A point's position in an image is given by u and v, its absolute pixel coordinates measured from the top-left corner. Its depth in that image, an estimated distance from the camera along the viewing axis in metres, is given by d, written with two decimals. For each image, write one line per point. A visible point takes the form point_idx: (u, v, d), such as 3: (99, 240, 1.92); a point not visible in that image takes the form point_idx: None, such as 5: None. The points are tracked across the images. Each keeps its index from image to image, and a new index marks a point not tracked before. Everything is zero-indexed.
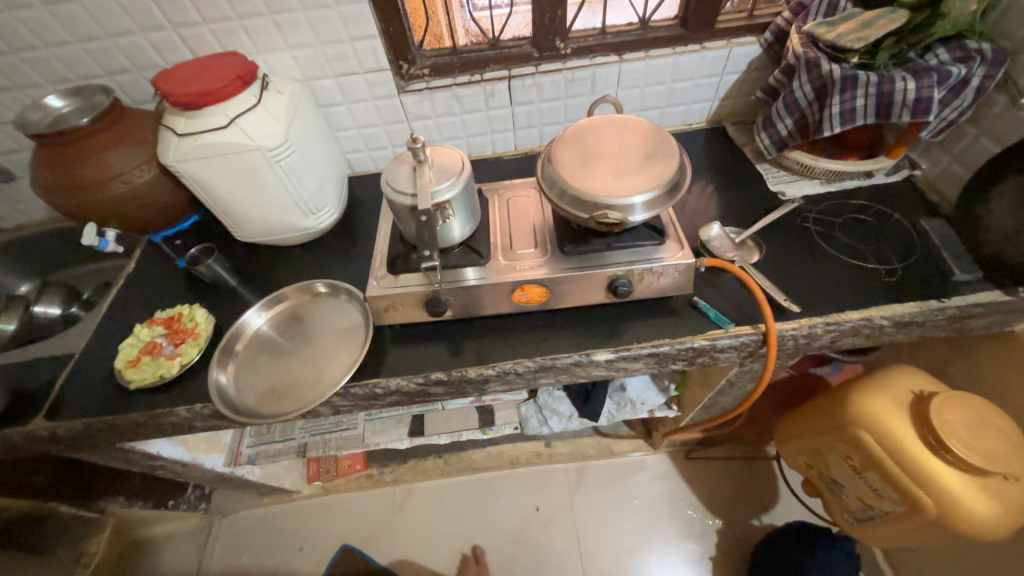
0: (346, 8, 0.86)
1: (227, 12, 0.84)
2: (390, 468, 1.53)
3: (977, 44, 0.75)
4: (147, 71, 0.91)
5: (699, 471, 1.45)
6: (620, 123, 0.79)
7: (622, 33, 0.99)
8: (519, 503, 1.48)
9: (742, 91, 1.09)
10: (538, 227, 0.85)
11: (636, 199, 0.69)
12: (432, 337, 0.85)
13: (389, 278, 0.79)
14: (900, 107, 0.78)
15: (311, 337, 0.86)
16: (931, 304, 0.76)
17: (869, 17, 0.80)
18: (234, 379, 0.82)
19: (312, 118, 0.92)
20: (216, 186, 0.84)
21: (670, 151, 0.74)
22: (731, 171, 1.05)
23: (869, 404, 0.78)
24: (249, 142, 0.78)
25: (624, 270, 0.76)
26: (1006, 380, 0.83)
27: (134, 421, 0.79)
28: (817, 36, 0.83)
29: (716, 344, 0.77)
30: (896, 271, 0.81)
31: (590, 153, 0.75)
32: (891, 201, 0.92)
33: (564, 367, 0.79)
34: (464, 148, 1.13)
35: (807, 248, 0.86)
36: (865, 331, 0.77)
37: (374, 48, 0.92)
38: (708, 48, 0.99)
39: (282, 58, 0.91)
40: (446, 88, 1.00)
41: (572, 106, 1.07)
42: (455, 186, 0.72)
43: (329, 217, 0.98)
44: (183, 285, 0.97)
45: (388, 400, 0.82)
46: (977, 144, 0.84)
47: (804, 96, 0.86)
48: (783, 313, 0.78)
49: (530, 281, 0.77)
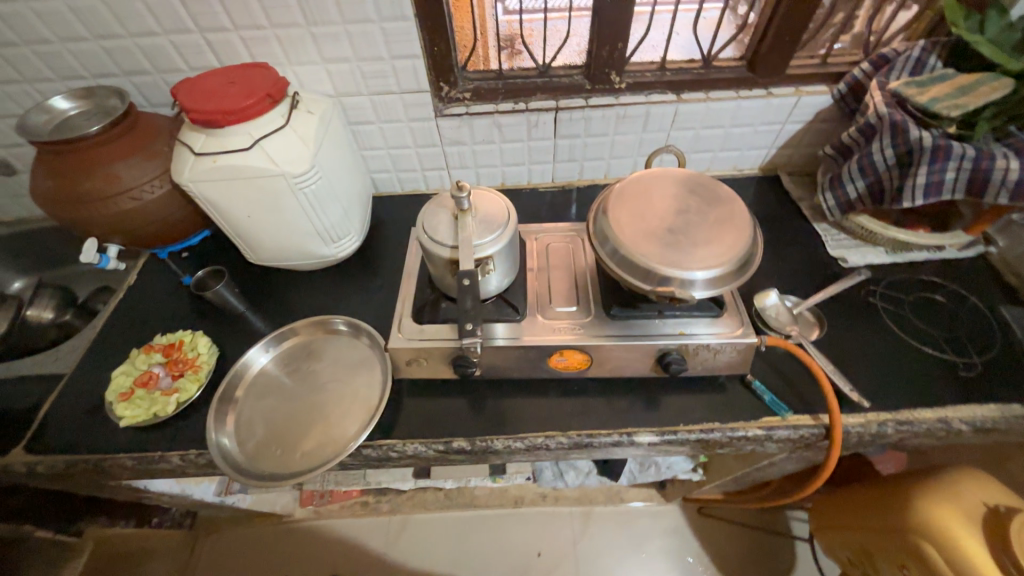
0: (389, 24, 0.78)
1: (259, 20, 0.76)
2: (387, 497, 1.45)
3: None
4: (167, 74, 0.84)
5: (712, 532, 1.37)
6: (686, 178, 0.71)
7: (682, 71, 0.91)
8: (520, 546, 1.40)
9: (804, 141, 1.01)
10: (580, 279, 0.78)
11: (697, 275, 0.61)
12: (455, 394, 0.77)
13: (414, 329, 0.72)
14: (997, 188, 0.70)
15: (320, 382, 0.78)
16: (1016, 411, 0.68)
17: (966, 82, 0.73)
18: (234, 428, 0.74)
19: (342, 139, 0.85)
20: (233, 209, 0.76)
21: (740, 220, 0.66)
22: (785, 228, 0.97)
23: (936, 512, 0.70)
24: (274, 167, 0.71)
25: (676, 345, 0.68)
26: None
27: (121, 465, 0.71)
28: (905, 97, 0.76)
29: (771, 435, 0.70)
30: (974, 365, 0.73)
31: (650, 211, 0.68)
32: (966, 281, 0.84)
33: (599, 446, 0.72)
34: (499, 177, 1.06)
35: (874, 329, 0.78)
36: (940, 434, 0.69)
37: (415, 68, 0.84)
38: (774, 94, 0.91)
39: (314, 72, 0.83)
40: (488, 115, 0.92)
41: (620, 143, 0.99)
42: (500, 241, 0.64)
43: (350, 245, 0.91)
44: (186, 307, 0.90)
45: (402, 463, 0.74)
46: None
47: (883, 160, 0.78)
48: (848, 405, 0.70)
49: (571, 347, 0.69)
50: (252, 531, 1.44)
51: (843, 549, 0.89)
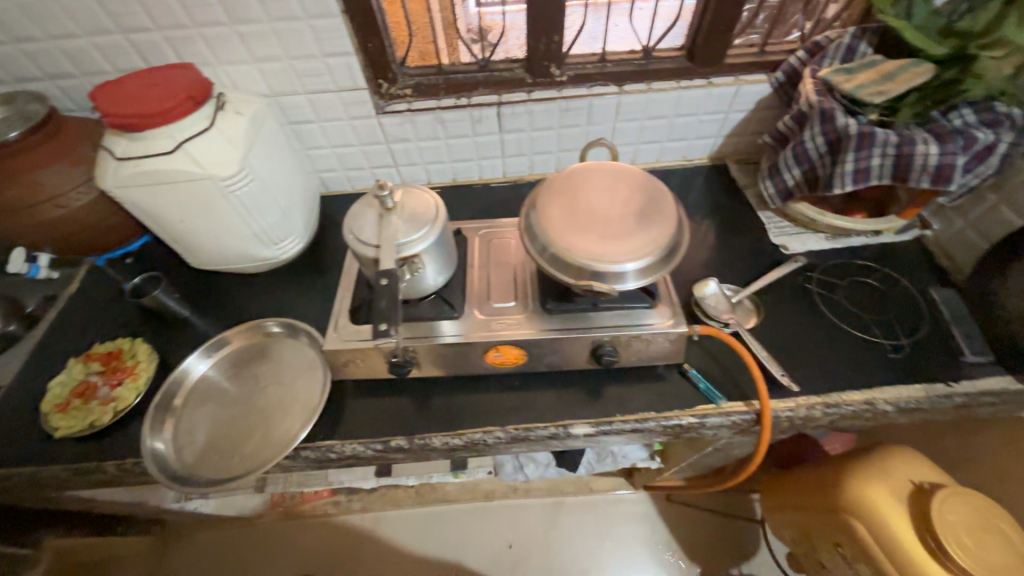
0: (318, 22, 0.77)
1: (182, 19, 0.75)
2: (358, 495, 1.46)
3: (1007, 107, 0.69)
4: (94, 77, 0.82)
5: (679, 517, 1.40)
6: (618, 170, 0.72)
7: (623, 62, 0.90)
8: (491, 538, 1.42)
9: (748, 130, 1.02)
10: (519, 274, 0.78)
11: (627, 267, 0.62)
12: (398, 392, 0.77)
13: (350, 329, 0.71)
14: (920, 172, 0.71)
15: (262, 386, 0.78)
16: (938, 390, 0.71)
17: (892, 68, 0.73)
18: (172, 437, 0.74)
19: (279, 139, 0.84)
20: (164, 214, 0.75)
21: (667, 210, 0.66)
22: (731, 217, 0.98)
23: (866, 492, 0.73)
24: (199, 170, 0.70)
25: (609, 337, 0.69)
26: (1009, 466, 0.80)
27: (57, 476, 0.70)
28: (833, 84, 0.76)
29: (704, 422, 0.71)
30: (901, 347, 0.75)
31: (579, 204, 0.68)
32: (899, 264, 0.86)
33: (538, 439, 0.73)
34: (449, 173, 1.05)
35: (808, 314, 0.80)
36: (866, 415, 0.71)
37: (350, 66, 0.83)
38: (715, 83, 0.92)
39: (247, 71, 0.82)
40: (430, 111, 0.91)
41: (566, 137, 0.99)
42: (427, 238, 0.64)
43: (294, 246, 0.90)
44: (128, 314, 0.88)
45: (345, 463, 0.74)
46: (996, 212, 0.77)
47: (815, 147, 0.79)
48: (779, 390, 0.72)
49: (506, 343, 0.69)
50: (222, 536, 1.43)
51: (788, 529, 0.92)
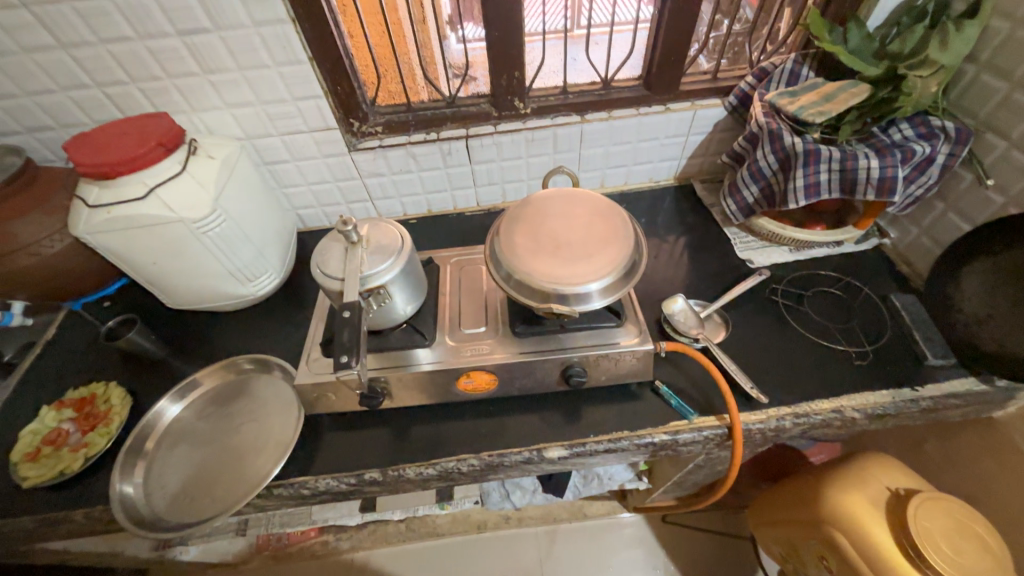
0: (286, 68, 0.81)
1: (156, 71, 0.78)
2: (347, 534, 1.41)
3: (941, 121, 0.73)
4: (73, 129, 0.84)
5: (675, 539, 1.37)
6: (576, 195, 0.74)
7: (584, 93, 0.95)
8: (485, 572, 1.36)
9: (709, 151, 1.06)
10: (490, 300, 0.79)
11: (590, 287, 0.63)
12: (372, 424, 0.77)
13: (322, 362, 0.72)
14: (865, 185, 0.74)
15: (236, 425, 0.78)
16: (904, 394, 0.72)
17: (831, 89, 0.78)
18: (142, 482, 0.73)
19: (252, 180, 0.86)
20: (137, 257, 0.77)
21: (626, 231, 0.69)
22: (698, 234, 1.01)
23: (844, 502, 0.73)
24: (171, 214, 0.72)
25: (577, 358, 0.70)
26: (985, 467, 0.80)
27: (23, 529, 0.69)
28: (779, 106, 0.80)
29: (677, 439, 0.71)
30: (867, 354, 0.77)
31: (542, 230, 0.69)
32: (861, 273, 0.89)
33: (513, 465, 0.73)
34: (424, 204, 1.08)
35: (775, 326, 0.82)
36: (836, 424, 0.72)
37: (320, 108, 0.87)
38: (672, 109, 0.96)
39: (221, 117, 0.86)
40: (401, 146, 0.94)
41: (535, 165, 1.03)
42: (392, 269, 0.65)
43: (270, 282, 0.92)
44: (102, 358, 0.88)
45: (320, 499, 0.74)
46: (945, 219, 0.80)
47: (768, 166, 0.83)
48: (750, 403, 0.73)
49: (477, 368, 0.70)
50: None
51: (777, 545, 0.91)
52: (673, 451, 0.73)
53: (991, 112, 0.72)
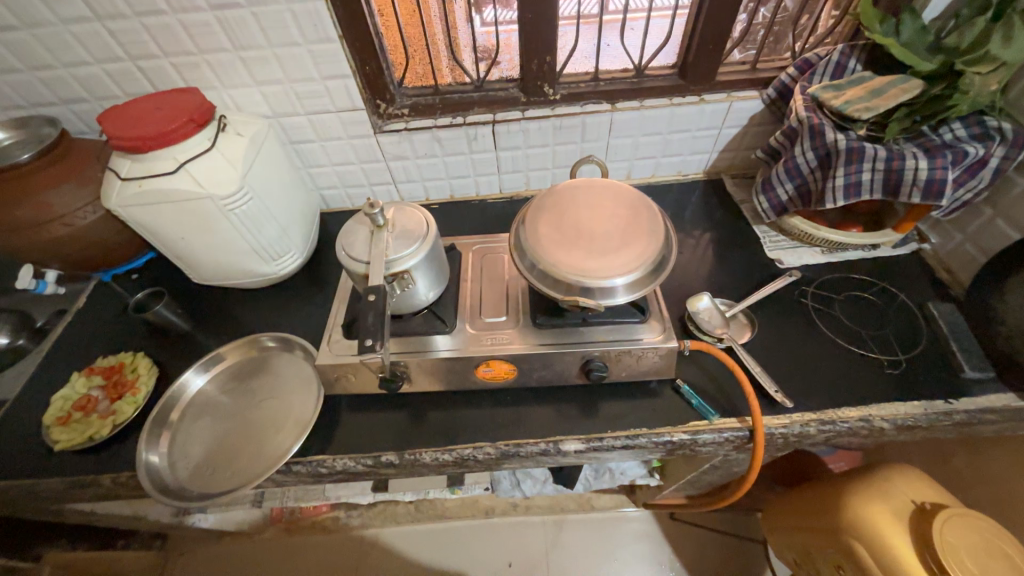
0: (316, 46, 0.80)
1: (188, 46, 0.78)
2: (357, 511, 1.44)
3: (997, 121, 0.69)
4: (105, 101, 0.85)
5: (682, 536, 1.36)
6: (604, 187, 0.72)
7: (616, 80, 0.92)
8: (490, 556, 1.38)
9: (742, 145, 1.02)
10: (511, 289, 0.78)
11: (616, 281, 0.62)
12: (390, 407, 0.77)
13: (343, 344, 0.72)
14: (910, 187, 0.71)
15: (257, 401, 0.79)
16: (937, 406, 0.69)
17: (879, 84, 0.74)
18: (167, 451, 0.75)
19: (278, 158, 0.86)
20: (166, 231, 0.78)
21: (655, 226, 0.67)
22: (726, 231, 0.98)
23: (866, 513, 0.71)
24: (200, 190, 0.72)
25: (599, 352, 0.69)
26: (1016, 485, 0.77)
27: (53, 490, 0.71)
28: (822, 100, 0.77)
29: (697, 439, 0.70)
30: (899, 362, 0.74)
31: (568, 221, 0.68)
32: (897, 278, 0.85)
33: (528, 456, 0.72)
34: (447, 190, 1.07)
35: (803, 329, 0.79)
36: (864, 433, 0.70)
37: (348, 87, 0.86)
38: (707, 100, 0.92)
39: (250, 94, 0.85)
40: (427, 129, 0.93)
41: (561, 153, 1.01)
42: (416, 255, 0.65)
43: (293, 262, 0.92)
44: (129, 328, 0.90)
45: (336, 478, 0.75)
46: (993, 225, 0.77)
47: (806, 163, 0.79)
48: (773, 406, 0.71)
49: (497, 358, 0.70)
50: (220, 551, 1.42)
51: (791, 550, 0.90)
52: (690, 451, 0.73)
53: None
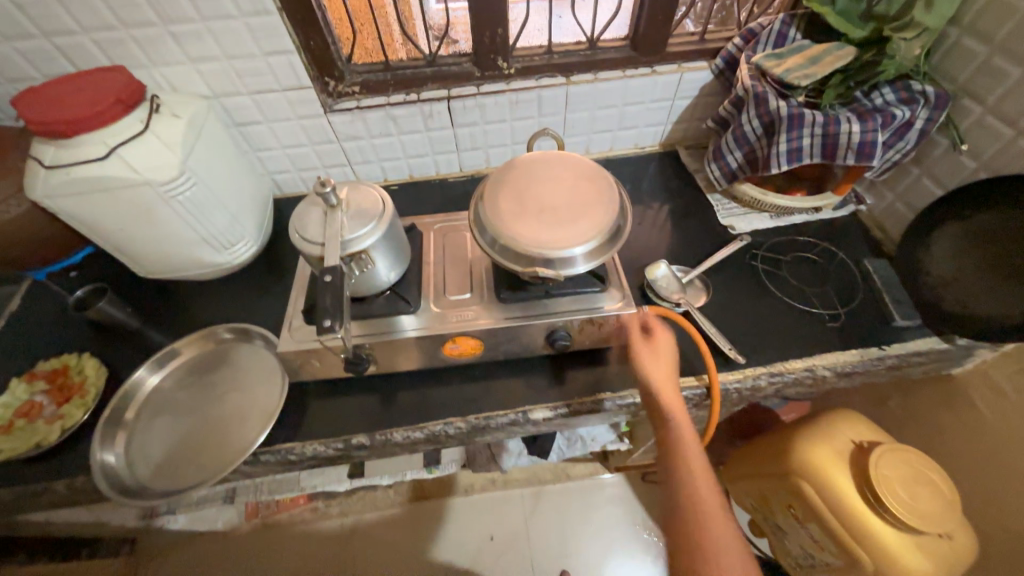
0: (253, 20, 0.75)
1: (109, 20, 0.72)
2: (336, 500, 1.45)
3: (921, 85, 0.74)
4: (19, 84, 0.78)
5: (654, 496, 1.44)
6: (562, 161, 0.73)
7: (570, 53, 0.92)
8: (472, 531, 1.41)
9: (695, 116, 1.05)
10: (475, 267, 0.78)
11: (575, 250, 0.63)
12: (360, 390, 0.77)
13: (304, 329, 0.71)
14: (845, 150, 0.75)
15: (219, 394, 0.77)
16: (872, 353, 0.75)
17: (817, 52, 0.77)
18: (124, 451, 0.72)
19: (222, 141, 0.82)
20: (102, 222, 0.73)
21: (610, 195, 0.68)
22: (682, 201, 1.01)
23: (812, 455, 0.78)
24: (136, 176, 0.68)
25: (562, 323, 0.70)
26: (944, 421, 0.86)
27: (2, 500, 0.68)
28: (765, 69, 0.79)
29: None
30: (839, 316, 0.80)
31: (526, 194, 0.68)
32: (837, 239, 0.91)
33: (498, 427, 0.74)
34: (405, 169, 1.05)
35: (754, 290, 0.84)
36: (808, 381, 0.75)
37: (292, 64, 0.82)
38: (659, 71, 0.94)
39: (185, 73, 0.80)
40: (380, 108, 0.90)
41: (519, 129, 1.00)
42: (374, 234, 0.64)
43: (247, 250, 0.89)
44: (72, 329, 0.85)
45: (308, 463, 0.74)
46: (919, 184, 0.83)
47: (752, 130, 0.82)
48: (728, 363, 0.75)
49: (462, 334, 0.70)
50: (195, 552, 1.39)
51: (749, 498, 0.98)
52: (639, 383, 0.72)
53: (970, 76, 0.72)
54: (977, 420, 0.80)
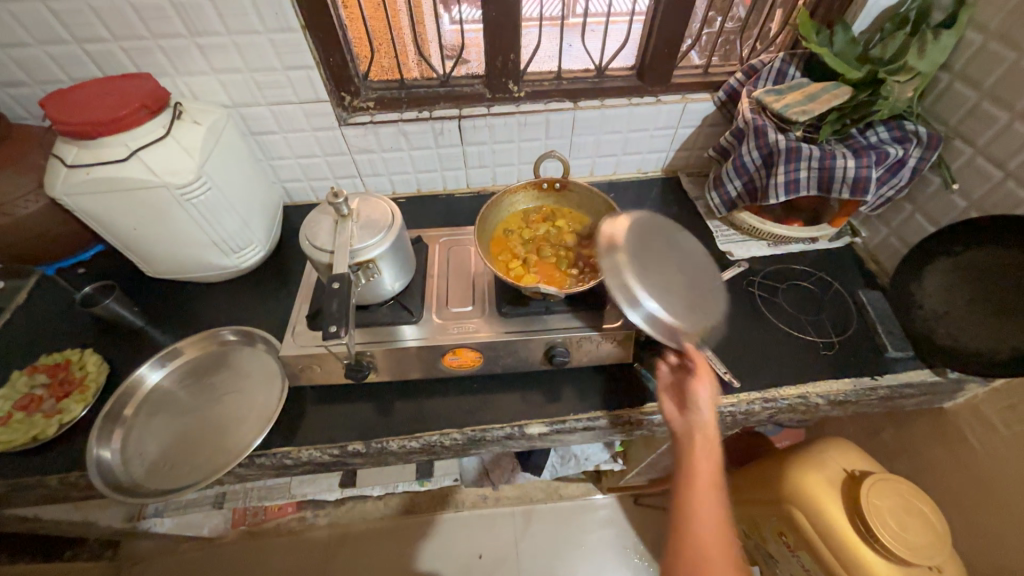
0: (277, 36, 0.79)
1: (140, 30, 0.76)
2: (325, 510, 1.43)
3: (914, 126, 0.77)
4: (47, 86, 0.81)
5: (645, 519, 1.42)
6: (701, 249, 0.70)
7: (578, 80, 0.95)
8: (461, 548, 1.39)
9: (696, 145, 1.08)
10: (478, 282, 0.80)
11: (649, 308, 0.58)
12: (358, 397, 0.78)
13: (307, 335, 0.72)
14: (841, 184, 0.78)
15: (218, 395, 0.78)
16: (864, 383, 0.76)
17: (814, 90, 0.80)
18: (120, 447, 0.72)
19: (237, 148, 0.84)
20: (117, 221, 0.75)
21: (715, 311, 0.63)
22: (682, 225, 1.04)
23: (804, 482, 0.78)
24: (154, 178, 0.70)
25: (562, 338, 0.72)
26: (936, 455, 0.87)
27: None
28: (765, 103, 0.83)
29: (652, 419, 0.75)
30: (833, 344, 0.82)
31: (657, 245, 0.65)
32: (832, 269, 0.93)
33: (494, 440, 0.75)
34: (413, 183, 1.08)
35: (750, 316, 0.85)
36: (802, 409, 0.77)
37: (311, 79, 0.85)
38: (663, 101, 0.97)
39: (206, 82, 0.83)
40: (392, 123, 0.94)
41: (526, 149, 1.03)
42: (383, 244, 0.66)
43: (255, 255, 0.91)
44: (76, 325, 0.86)
45: (302, 469, 0.74)
46: (912, 220, 0.85)
47: (751, 161, 0.85)
48: (723, 386, 0.76)
49: (463, 346, 0.71)
50: (178, 558, 1.37)
51: (740, 524, 0.98)
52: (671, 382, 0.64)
53: (961, 120, 0.76)
54: (968, 455, 0.81)
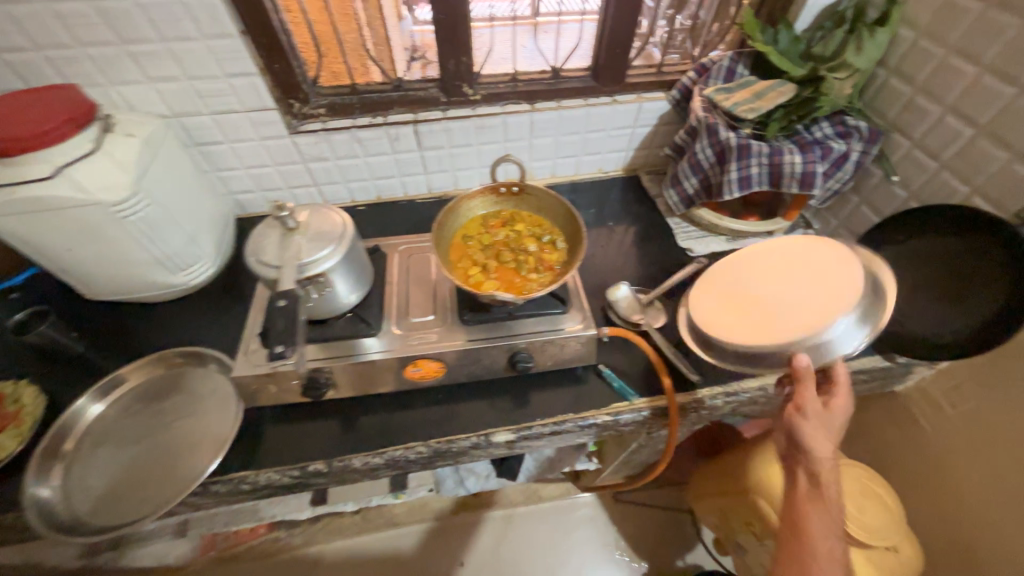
0: (214, 42, 0.75)
1: (63, 38, 0.71)
2: (299, 529, 1.39)
3: (855, 121, 0.79)
4: None
5: (624, 515, 1.44)
6: (758, 259, 0.75)
7: (533, 81, 0.94)
8: (441, 558, 1.37)
9: (654, 143, 1.09)
10: (439, 290, 0.78)
11: (841, 323, 0.59)
12: (318, 415, 0.75)
13: (260, 354, 0.69)
14: (790, 179, 0.80)
15: (168, 422, 0.74)
16: None
17: (761, 87, 0.82)
18: (60, 485, 0.68)
19: (179, 160, 0.80)
20: (46, 242, 0.70)
21: (842, 270, 0.65)
22: (644, 223, 1.05)
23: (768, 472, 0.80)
24: (85, 196, 0.66)
25: (524, 344, 0.71)
26: (891, 436, 0.91)
27: None
28: (716, 102, 0.84)
29: (618, 420, 0.75)
30: None
31: (734, 307, 0.71)
32: None
33: (461, 451, 0.74)
34: (372, 190, 1.05)
35: None
36: (762, 400, 0.79)
37: (255, 86, 0.82)
38: (619, 101, 0.98)
39: (142, 92, 0.79)
40: (346, 130, 0.91)
41: (485, 153, 1.02)
42: (332, 257, 0.63)
43: (204, 271, 0.87)
44: (9, 355, 0.80)
45: (262, 493, 0.72)
46: (859, 212, 0.88)
47: (705, 158, 0.87)
48: (686, 383, 0.77)
49: (424, 357, 0.70)
50: None
51: (711, 516, 0.99)
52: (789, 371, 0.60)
53: (898, 114, 0.79)
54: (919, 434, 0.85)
